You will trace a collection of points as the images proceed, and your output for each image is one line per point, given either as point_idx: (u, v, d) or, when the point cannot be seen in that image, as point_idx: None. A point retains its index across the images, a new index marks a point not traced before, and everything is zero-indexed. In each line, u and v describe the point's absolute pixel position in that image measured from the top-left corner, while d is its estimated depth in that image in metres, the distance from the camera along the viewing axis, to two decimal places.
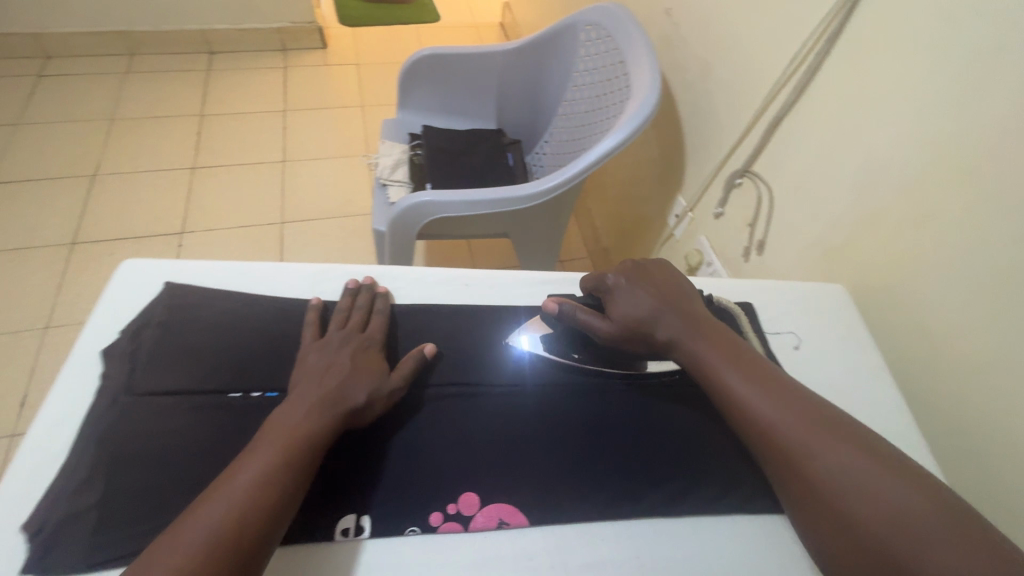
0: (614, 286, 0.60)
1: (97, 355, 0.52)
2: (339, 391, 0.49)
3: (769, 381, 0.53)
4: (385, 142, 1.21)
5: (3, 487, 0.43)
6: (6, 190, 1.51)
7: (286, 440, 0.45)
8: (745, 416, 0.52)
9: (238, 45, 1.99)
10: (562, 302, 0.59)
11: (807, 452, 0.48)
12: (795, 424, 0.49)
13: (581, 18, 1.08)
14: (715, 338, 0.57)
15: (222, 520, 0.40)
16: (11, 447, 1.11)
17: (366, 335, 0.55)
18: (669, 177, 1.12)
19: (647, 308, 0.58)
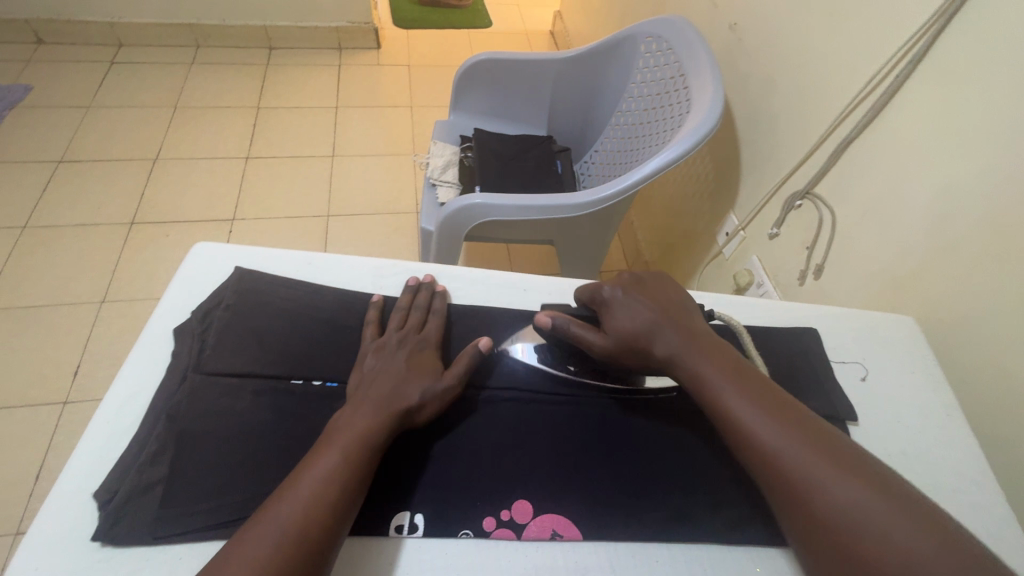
0: (610, 298, 0.57)
1: (169, 332, 0.53)
2: (395, 391, 0.48)
3: (770, 402, 0.48)
4: (437, 142, 1.22)
5: (78, 454, 0.45)
6: (75, 168, 1.59)
7: (349, 443, 0.45)
8: (744, 441, 0.47)
9: (297, 42, 2.05)
10: (554, 315, 0.57)
11: (813, 485, 0.43)
12: (798, 454, 0.45)
13: (642, 30, 1.07)
14: (716, 354, 0.52)
15: (288, 520, 0.40)
16: (65, 413, 1.16)
17: (423, 336, 0.55)
18: (722, 194, 1.09)
19: (644, 322, 0.54)
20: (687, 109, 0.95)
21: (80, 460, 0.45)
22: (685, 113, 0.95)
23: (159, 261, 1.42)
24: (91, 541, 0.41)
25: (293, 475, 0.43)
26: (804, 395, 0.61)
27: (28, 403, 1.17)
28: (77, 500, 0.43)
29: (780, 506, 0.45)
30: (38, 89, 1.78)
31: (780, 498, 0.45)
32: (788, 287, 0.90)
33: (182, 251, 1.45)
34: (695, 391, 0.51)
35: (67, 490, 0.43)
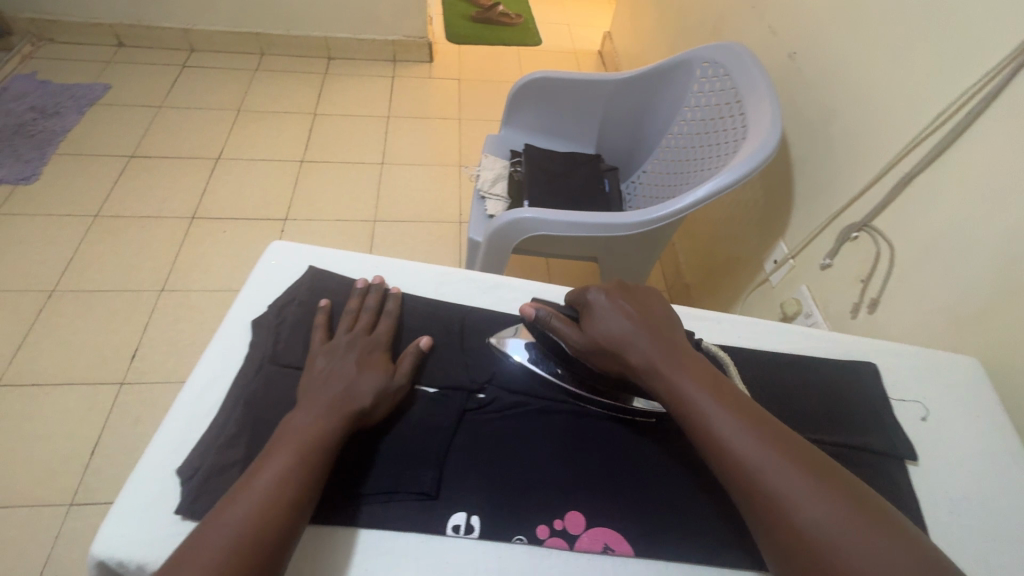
0: (592, 303, 0.54)
1: (246, 324, 0.57)
2: (348, 393, 0.48)
3: (748, 414, 0.46)
4: (488, 156, 1.25)
5: (165, 431, 0.49)
6: (145, 164, 1.69)
7: (309, 437, 0.45)
8: (722, 457, 0.45)
9: (355, 53, 2.14)
10: (538, 307, 0.56)
11: (791, 502, 0.42)
12: (784, 475, 0.43)
13: (699, 54, 1.08)
14: (692, 365, 0.50)
15: (243, 520, 0.40)
16: (121, 393, 1.23)
17: (373, 336, 0.55)
18: (771, 221, 1.09)
19: (622, 329, 0.51)
20: (743, 134, 0.95)
21: (166, 438, 0.48)
22: (741, 138, 0.96)
23: (215, 255, 1.49)
24: (174, 514, 0.44)
25: (237, 486, 0.42)
26: (861, 432, 0.59)
27: (89, 381, 1.24)
28: (163, 474, 0.46)
29: (758, 525, 0.43)
30: (116, 88, 1.90)
31: (757, 518, 0.43)
32: (838, 320, 0.88)
33: (236, 246, 1.52)
34: (672, 404, 0.48)
35: (154, 465, 0.47)
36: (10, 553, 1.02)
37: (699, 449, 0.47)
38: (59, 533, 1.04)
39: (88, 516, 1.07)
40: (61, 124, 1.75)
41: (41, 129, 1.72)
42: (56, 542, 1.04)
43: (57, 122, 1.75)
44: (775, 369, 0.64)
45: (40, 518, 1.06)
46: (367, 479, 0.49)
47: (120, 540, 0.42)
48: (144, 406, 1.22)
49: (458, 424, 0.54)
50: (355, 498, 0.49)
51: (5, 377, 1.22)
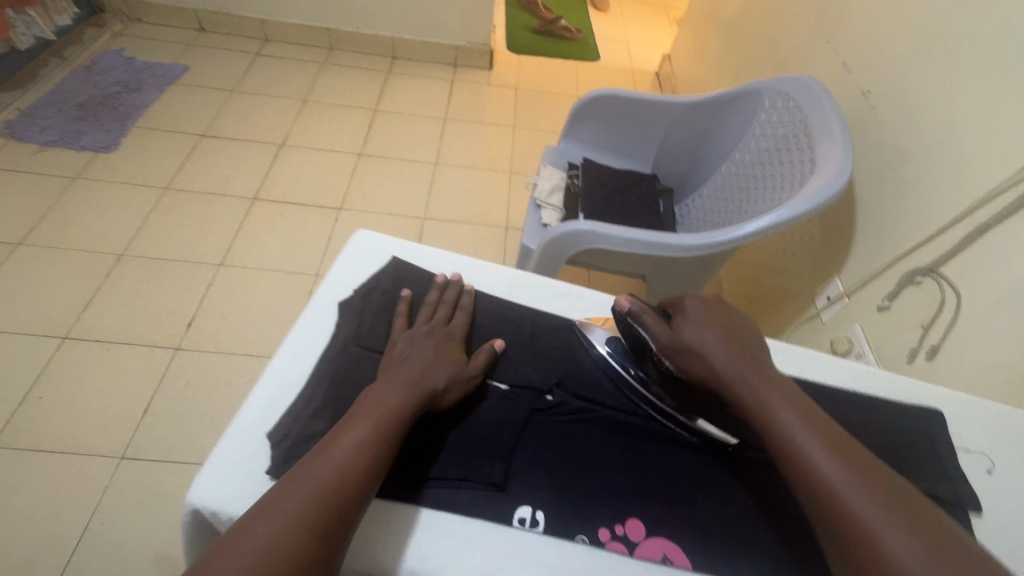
0: (688, 308, 0.55)
1: (333, 305, 0.61)
2: (425, 376, 0.51)
3: (838, 444, 0.46)
4: (547, 166, 1.28)
5: (257, 397, 0.53)
6: (214, 143, 1.77)
7: (392, 413, 0.48)
8: (803, 476, 0.44)
9: (418, 55, 2.21)
10: (632, 301, 0.58)
11: (876, 532, 0.40)
12: (870, 503, 0.42)
13: (769, 85, 1.08)
14: (780, 386, 0.50)
15: (326, 480, 0.42)
16: (175, 357, 1.29)
17: (448, 327, 0.58)
18: (826, 257, 1.08)
19: (712, 338, 0.52)
20: (811, 168, 0.95)
21: (255, 404, 0.53)
22: (808, 171, 0.95)
23: (272, 236, 1.56)
24: (264, 474, 0.47)
25: (320, 446, 0.45)
26: (922, 476, 0.59)
27: (147, 343, 1.31)
28: (252, 438, 0.50)
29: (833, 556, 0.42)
30: (194, 70, 2.01)
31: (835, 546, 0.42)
32: (893, 362, 0.87)
33: (291, 230, 1.58)
34: (755, 418, 0.48)
35: (244, 428, 0.51)
36: (63, 496, 1.08)
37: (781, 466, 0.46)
38: (108, 483, 1.10)
39: (136, 470, 1.12)
40: (142, 99, 1.86)
41: (123, 103, 1.83)
42: (105, 491, 1.09)
43: (138, 97, 1.86)
44: (833, 403, 0.65)
45: (93, 466, 1.12)
46: (439, 464, 0.52)
47: (211, 492, 0.46)
48: (195, 372, 1.28)
49: (526, 422, 0.57)
50: (427, 480, 0.51)
51: (74, 330, 1.30)
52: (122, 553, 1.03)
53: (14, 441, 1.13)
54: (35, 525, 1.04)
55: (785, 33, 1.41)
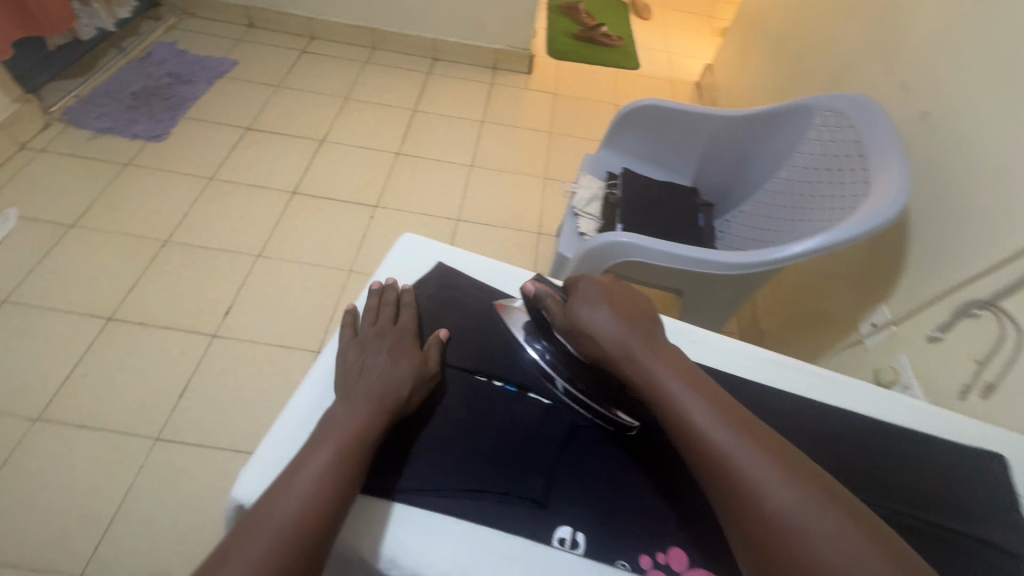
0: (582, 285, 0.54)
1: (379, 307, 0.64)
2: (387, 387, 0.51)
3: (726, 411, 0.46)
4: (586, 175, 1.27)
5: (306, 393, 0.55)
6: (258, 137, 1.82)
7: (368, 422, 0.48)
8: (695, 446, 0.44)
9: (458, 57, 2.23)
10: (538, 285, 0.57)
11: (757, 488, 0.41)
12: (752, 461, 0.42)
13: (821, 102, 1.05)
14: (669, 356, 0.50)
15: (287, 516, 0.40)
16: (211, 344, 1.33)
17: (398, 327, 0.58)
18: (872, 281, 1.04)
19: (602, 316, 0.51)
20: (864, 191, 0.91)
21: (298, 405, 0.54)
22: (861, 194, 0.92)
23: (308, 231, 1.59)
24: None
25: (275, 484, 0.43)
26: (978, 521, 0.56)
27: (185, 329, 1.34)
28: (296, 437, 0.52)
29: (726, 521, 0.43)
30: (242, 64, 2.06)
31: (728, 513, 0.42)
32: (942, 398, 0.83)
33: (327, 226, 1.61)
34: (649, 392, 0.48)
35: (288, 427, 0.52)
36: (101, 473, 1.11)
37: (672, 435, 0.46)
38: (143, 463, 1.14)
39: (169, 453, 1.15)
40: (192, 91, 1.92)
41: (174, 94, 1.89)
42: (139, 471, 1.13)
43: (188, 89, 1.92)
44: (883, 437, 0.62)
45: (129, 445, 1.15)
46: (480, 475, 0.52)
47: (255, 487, 0.48)
48: (230, 360, 1.30)
49: (569, 439, 0.56)
50: (468, 490, 0.51)
51: (117, 312, 1.35)
52: (153, 533, 1.06)
53: (58, 416, 1.17)
54: (73, 499, 1.08)
55: (839, 48, 1.37)
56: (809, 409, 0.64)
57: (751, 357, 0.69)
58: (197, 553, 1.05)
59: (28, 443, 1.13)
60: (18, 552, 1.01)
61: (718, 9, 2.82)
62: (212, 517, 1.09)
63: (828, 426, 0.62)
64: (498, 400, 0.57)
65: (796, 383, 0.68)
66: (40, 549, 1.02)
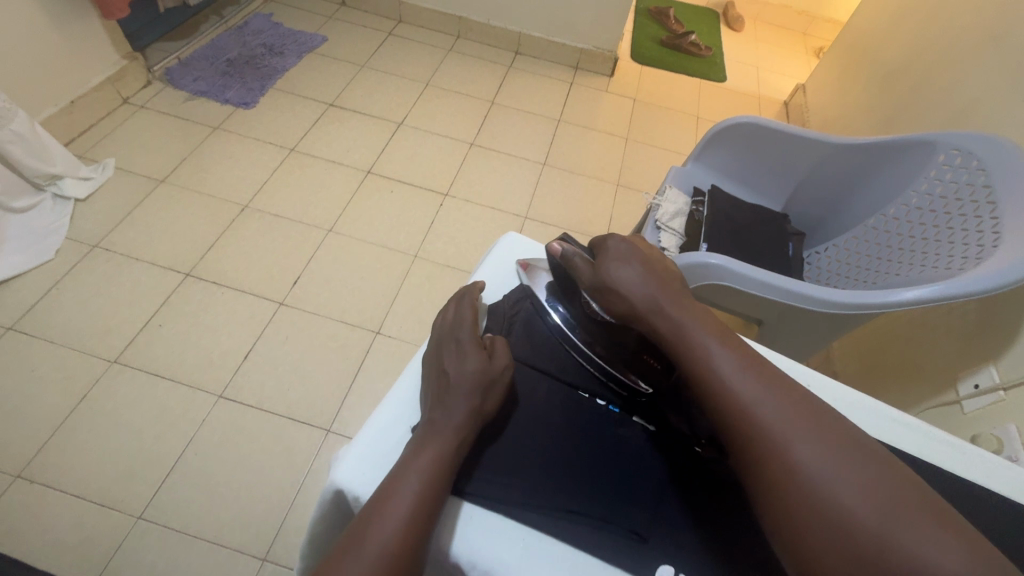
0: (609, 246, 0.52)
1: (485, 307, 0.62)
2: (461, 392, 0.48)
3: (755, 362, 0.43)
4: (672, 187, 1.22)
5: (401, 388, 0.55)
6: (340, 114, 1.86)
7: (457, 430, 0.47)
8: (716, 393, 0.42)
9: (542, 53, 2.21)
10: (565, 245, 0.57)
11: (780, 432, 0.39)
12: (773, 404, 0.40)
13: (949, 140, 0.96)
14: (696, 309, 0.47)
15: (384, 546, 0.39)
16: (278, 311, 1.36)
17: (458, 321, 0.55)
18: (978, 338, 0.95)
19: (631, 273, 0.49)
20: (992, 242, 0.82)
21: (394, 399, 0.54)
22: (988, 247, 0.83)
23: (379, 212, 1.61)
24: None
25: (367, 512, 0.41)
26: None
27: (256, 293, 1.38)
28: (395, 429, 0.52)
29: (743, 469, 0.40)
30: (331, 42, 2.11)
31: (745, 461, 0.40)
32: None
33: (397, 208, 1.62)
34: (672, 344, 0.46)
35: (386, 420, 0.53)
36: (166, 421, 1.16)
37: (692, 385, 0.44)
38: (206, 417, 1.18)
39: (231, 411, 1.19)
40: (282, 63, 1.98)
41: (266, 64, 1.95)
42: (202, 424, 1.17)
43: (279, 61, 1.98)
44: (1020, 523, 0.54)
45: (195, 399, 1.20)
46: (574, 497, 0.50)
47: (358, 477, 0.49)
48: (294, 329, 1.34)
49: (668, 474, 0.52)
50: (562, 514, 0.49)
51: (196, 269, 1.41)
52: (209, 486, 1.10)
53: (133, 361, 1.23)
54: (140, 442, 1.13)
55: (968, 81, 1.26)
56: (925, 472, 0.57)
57: (872, 415, 0.61)
58: (247, 513, 1.08)
59: (105, 382, 1.20)
60: (87, 484, 1.07)
61: (816, 26, 2.68)
62: (264, 480, 1.12)
63: (950, 495, 0.55)
64: (585, 416, 0.55)
65: (920, 446, 0.59)
66: (106, 485, 1.08)
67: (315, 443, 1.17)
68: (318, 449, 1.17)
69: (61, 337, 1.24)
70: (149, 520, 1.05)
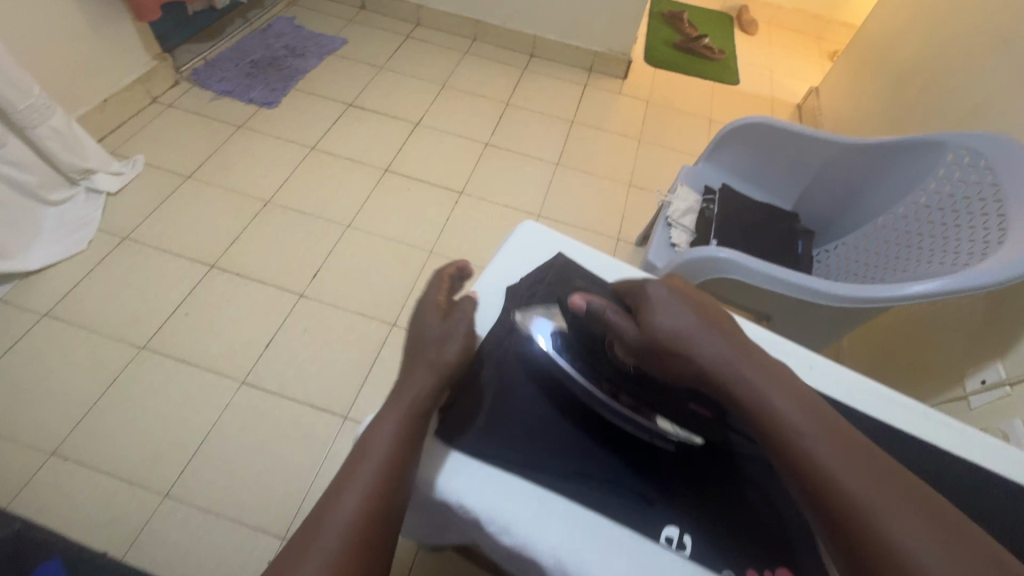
0: (653, 297, 0.47)
1: (501, 288, 0.64)
2: (427, 357, 0.51)
3: (847, 439, 0.39)
4: (683, 185, 1.25)
5: None
6: (359, 114, 1.91)
7: (418, 391, 0.49)
8: (816, 486, 0.38)
9: (556, 56, 2.24)
10: (589, 298, 0.51)
11: (893, 534, 0.35)
12: (881, 501, 0.36)
13: (956, 139, 0.97)
14: (773, 377, 0.43)
15: (356, 505, 0.42)
16: (298, 302, 1.41)
17: (426, 292, 0.56)
18: (985, 335, 0.96)
19: (689, 333, 0.44)
20: (998, 238, 0.84)
21: None
22: (994, 243, 0.84)
23: (396, 209, 1.65)
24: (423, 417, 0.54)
25: (339, 476, 0.44)
26: None
27: (277, 285, 1.43)
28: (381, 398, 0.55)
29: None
30: (351, 44, 2.17)
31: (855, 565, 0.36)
32: None
33: (413, 205, 1.67)
34: (759, 423, 0.41)
35: None
36: (191, 405, 1.21)
37: (786, 474, 0.40)
38: (229, 402, 1.22)
39: (252, 398, 1.24)
40: (304, 64, 2.04)
41: (288, 66, 2.01)
42: (225, 409, 1.22)
43: (301, 62, 2.04)
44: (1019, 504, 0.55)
45: (218, 385, 1.25)
46: (581, 461, 0.53)
47: None
48: (313, 320, 1.38)
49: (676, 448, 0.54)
50: (574, 478, 0.52)
51: (220, 261, 1.46)
52: (231, 469, 1.14)
53: (161, 348, 1.28)
54: (167, 425, 1.18)
55: (981, 82, 1.27)
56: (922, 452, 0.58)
57: (877, 397, 0.62)
58: (267, 495, 1.12)
59: (134, 367, 1.25)
60: (117, 463, 1.12)
61: (831, 30, 2.69)
62: (283, 464, 1.16)
63: (949, 476, 0.57)
64: None
65: (924, 427, 0.61)
66: (134, 464, 1.13)
67: (333, 429, 1.22)
68: (335, 435, 1.21)
69: (93, 323, 1.30)
70: (175, 499, 1.09)
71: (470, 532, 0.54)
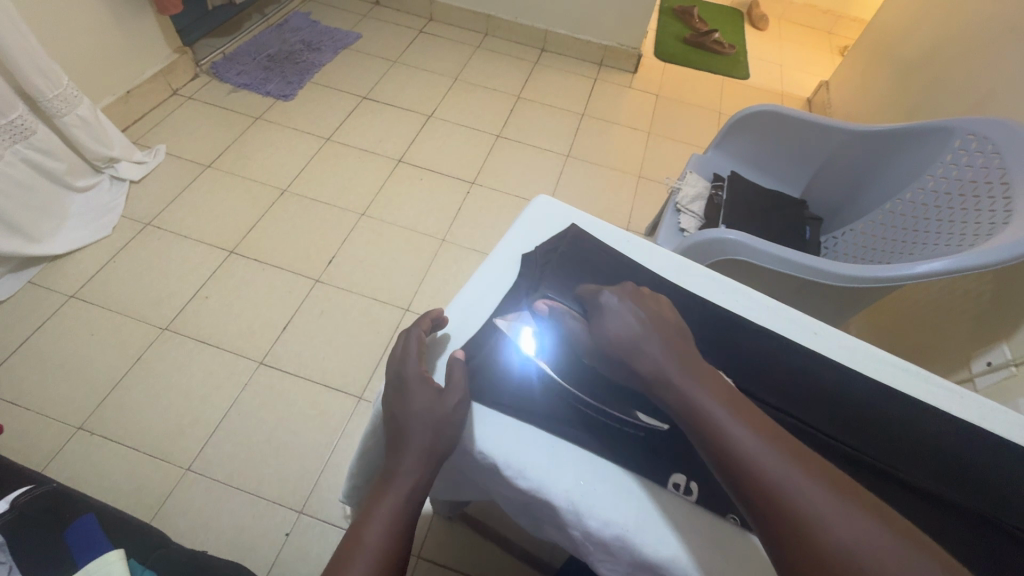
0: (603, 304, 0.51)
1: (517, 256, 0.67)
2: (414, 440, 0.48)
3: (772, 430, 0.41)
4: (692, 173, 1.27)
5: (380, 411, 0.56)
6: (373, 106, 1.94)
7: (408, 478, 0.47)
8: (743, 475, 0.39)
9: (567, 50, 2.27)
10: (551, 303, 0.56)
11: (816, 517, 0.36)
12: (803, 485, 0.38)
13: (963, 125, 0.99)
14: (708, 378, 0.45)
15: None
16: (314, 287, 1.44)
17: (406, 360, 0.53)
18: (992, 316, 0.97)
19: (632, 336, 0.48)
20: (1003, 219, 0.85)
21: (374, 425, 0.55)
22: (999, 224, 0.86)
23: (409, 199, 1.68)
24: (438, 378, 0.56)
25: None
26: None
27: (294, 270, 1.47)
28: None
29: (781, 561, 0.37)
30: (365, 38, 2.21)
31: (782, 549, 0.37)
32: None
33: (426, 195, 1.70)
34: (687, 417, 0.44)
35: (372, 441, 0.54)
36: (212, 383, 1.25)
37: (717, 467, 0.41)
38: (247, 381, 1.26)
39: (271, 378, 1.28)
40: (320, 58, 2.08)
41: (304, 59, 2.05)
42: (244, 388, 1.25)
43: (317, 56, 2.08)
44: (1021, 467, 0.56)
45: (237, 365, 1.29)
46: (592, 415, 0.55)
47: None
48: (329, 304, 1.42)
49: None
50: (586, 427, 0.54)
51: (239, 247, 1.50)
52: (250, 444, 1.18)
53: (182, 329, 1.33)
54: (188, 403, 1.22)
55: (991, 71, 1.28)
56: None
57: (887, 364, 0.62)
58: (284, 469, 1.16)
59: (157, 346, 1.29)
60: (141, 437, 1.16)
61: (841, 25, 2.69)
62: (299, 442, 1.19)
63: None
64: None
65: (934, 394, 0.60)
66: (157, 439, 1.17)
67: (348, 409, 1.25)
68: (350, 415, 1.24)
69: (117, 304, 1.34)
70: (196, 472, 1.13)
71: (485, 484, 0.57)
